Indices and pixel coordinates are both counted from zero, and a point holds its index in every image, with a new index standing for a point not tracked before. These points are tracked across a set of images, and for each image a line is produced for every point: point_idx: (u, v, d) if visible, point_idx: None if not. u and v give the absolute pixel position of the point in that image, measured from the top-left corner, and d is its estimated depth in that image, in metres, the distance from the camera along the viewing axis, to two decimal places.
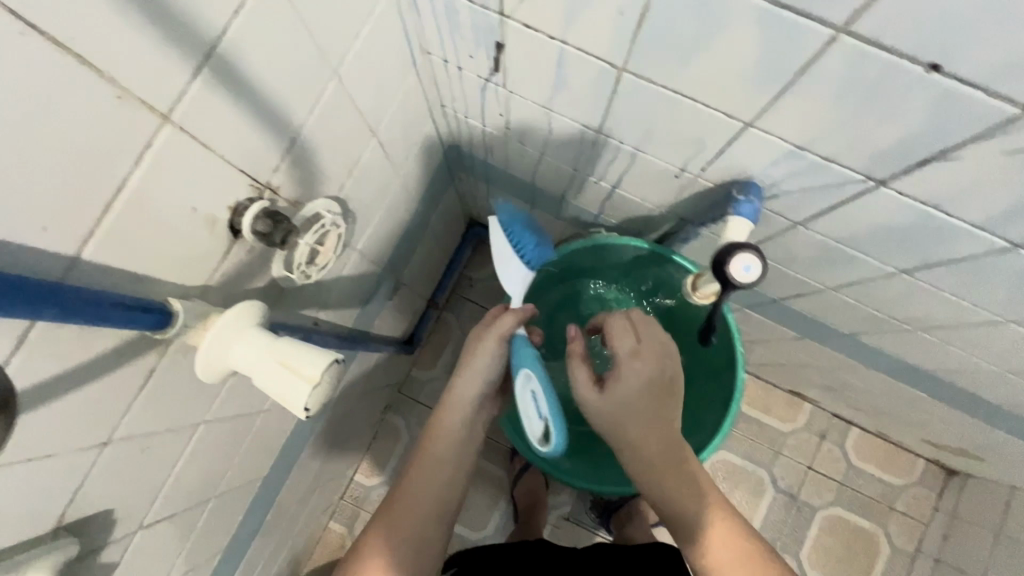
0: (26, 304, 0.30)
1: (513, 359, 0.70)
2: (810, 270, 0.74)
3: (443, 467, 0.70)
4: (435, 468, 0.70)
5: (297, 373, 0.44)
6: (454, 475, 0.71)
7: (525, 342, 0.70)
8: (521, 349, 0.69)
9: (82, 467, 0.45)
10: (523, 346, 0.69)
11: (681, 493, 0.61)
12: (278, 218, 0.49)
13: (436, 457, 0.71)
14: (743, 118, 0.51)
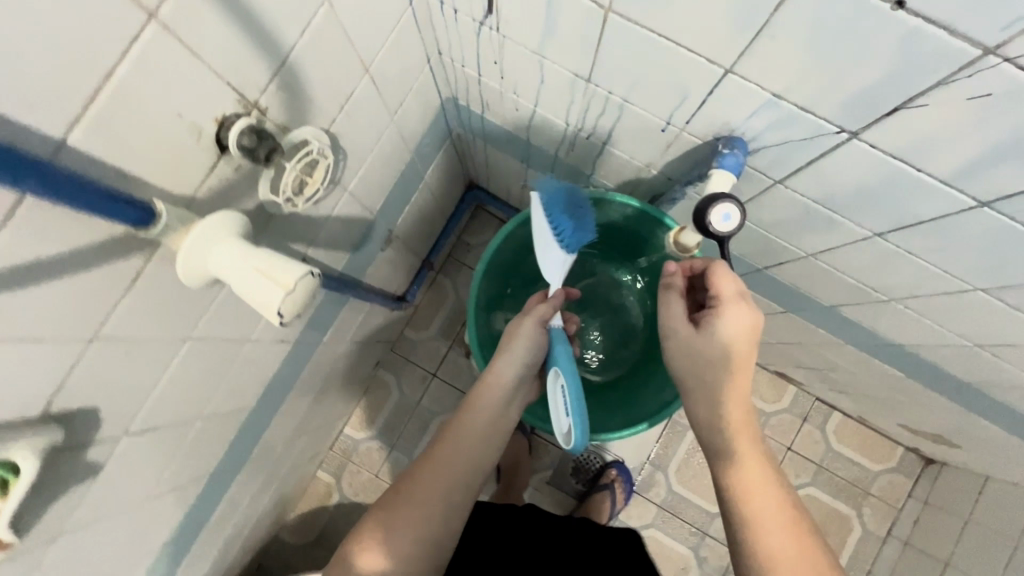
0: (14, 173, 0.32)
1: (552, 352, 0.76)
2: (793, 234, 0.75)
3: (473, 443, 0.74)
4: (464, 443, 0.74)
5: (273, 279, 0.46)
6: (483, 450, 0.74)
7: (563, 340, 0.76)
8: (559, 348, 0.75)
9: (69, 359, 0.48)
10: (561, 346, 0.75)
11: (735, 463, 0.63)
12: (264, 134, 0.51)
13: (473, 430, 0.75)
14: (723, 64, 0.52)
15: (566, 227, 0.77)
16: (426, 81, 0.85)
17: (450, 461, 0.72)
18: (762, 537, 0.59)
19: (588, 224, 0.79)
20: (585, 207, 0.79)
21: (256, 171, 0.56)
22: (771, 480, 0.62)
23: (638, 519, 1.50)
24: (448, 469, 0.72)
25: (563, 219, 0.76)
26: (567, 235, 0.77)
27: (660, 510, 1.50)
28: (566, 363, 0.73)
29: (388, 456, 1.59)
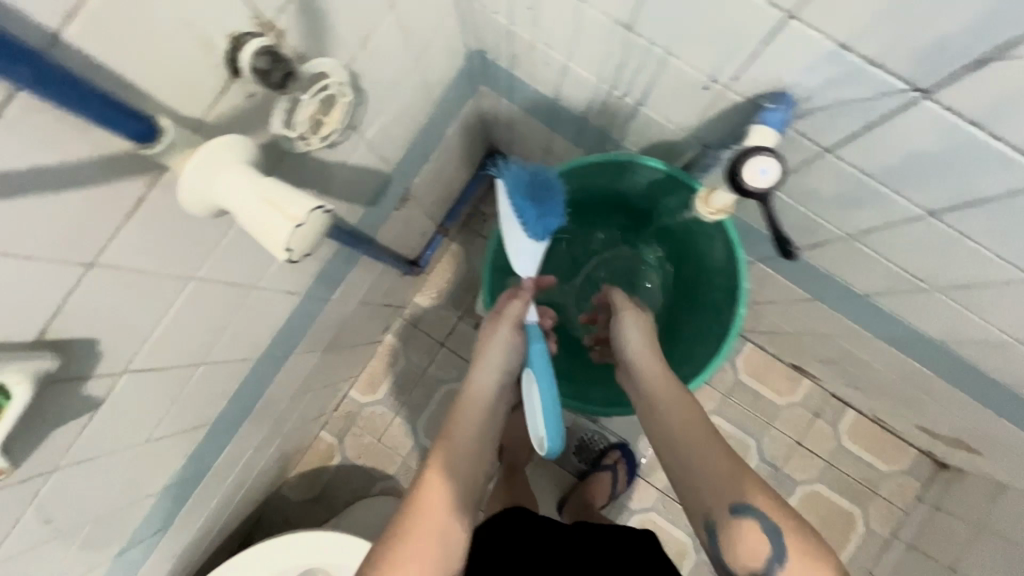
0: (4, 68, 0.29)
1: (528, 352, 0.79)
2: (834, 211, 0.70)
3: (467, 453, 0.75)
4: (460, 456, 0.74)
5: (282, 212, 0.43)
6: (476, 457, 0.76)
7: (538, 337, 0.79)
8: (533, 347, 0.78)
9: (66, 283, 0.46)
10: (536, 343, 0.78)
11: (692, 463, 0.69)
12: (279, 58, 0.46)
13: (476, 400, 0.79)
14: (784, 7, 0.46)
15: (532, 214, 0.74)
16: (453, 28, 0.80)
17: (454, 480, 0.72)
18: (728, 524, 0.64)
19: (557, 207, 0.76)
20: (553, 188, 0.75)
21: (268, 101, 0.52)
22: (721, 464, 0.68)
23: (638, 502, 1.48)
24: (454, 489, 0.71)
25: (527, 207, 0.74)
26: (534, 222, 0.75)
27: (662, 494, 1.48)
28: (541, 365, 0.77)
29: (391, 422, 1.58)
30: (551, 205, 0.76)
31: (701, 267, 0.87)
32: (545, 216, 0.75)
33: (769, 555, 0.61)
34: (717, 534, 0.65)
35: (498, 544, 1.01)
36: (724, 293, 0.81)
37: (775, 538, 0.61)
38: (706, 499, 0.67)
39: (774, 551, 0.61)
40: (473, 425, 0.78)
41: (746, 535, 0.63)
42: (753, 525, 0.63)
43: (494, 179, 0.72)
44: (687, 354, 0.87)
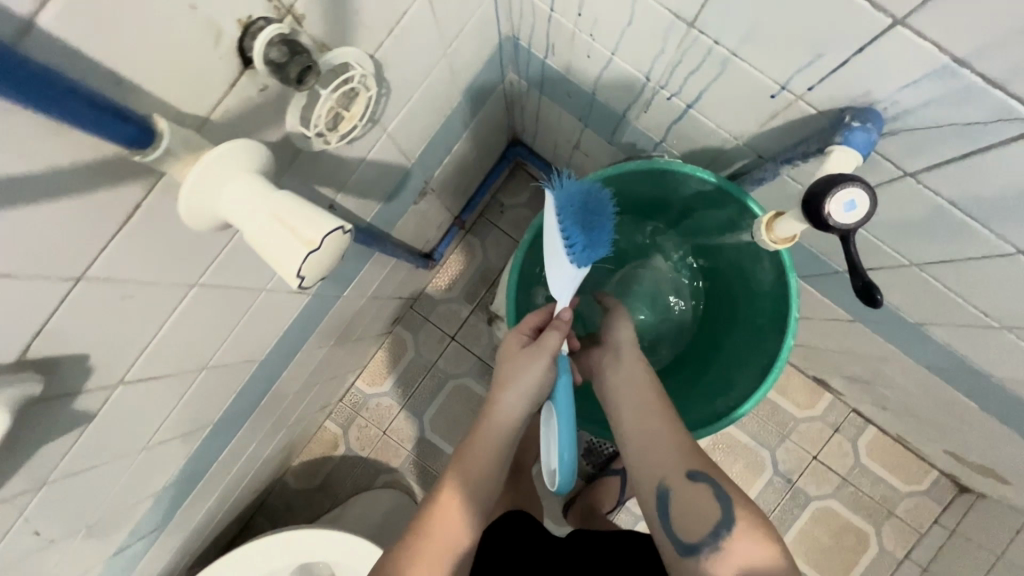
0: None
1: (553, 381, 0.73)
2: (900, 237, 0.63)
3: (477, 480, 0.73)
4: (468, 485, 0.72)
5: (293, 234, 0.37)
6: (488, 484, 0.74)
7: (566, 370, 0.72)
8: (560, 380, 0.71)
9: (50, 299, 0.40)
10: (564, 378, 0.71)
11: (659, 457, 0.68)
12: (298, 49, 0.40)
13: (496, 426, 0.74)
14: (893, 11, 0.40)
15: (580, 241, 0.67)
16: (487, 11, 0.72)
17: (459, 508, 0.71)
18: (682, 517, 0.64)
19: (605, 239, 0.69)
20: (604, 217, 0.68)
21: (283, 95, 0.46)
22: (685, 461, 0.67)
23: None
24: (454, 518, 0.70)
25: (577, 233, 0.66)
26: (580, 251, 0.68)
27: None
28: (564, 397, 0.71)
29: (397, 415, 1.54)
30: (599, 234, 0.69)
31: (744, 288, 0.81)
32: (593, 246, 0.68)
33: (717, 523, 0.62)
34: (671, 502, 0.65)
35: (500, 545, 0.94)
36: (771, 319, 0.75)
37: (725, 506, 0.63)
38: (661, 472, 0.67)
39: (723, 520, 0.62)
40: (491, 454, 0.74)
41: (699, 502, 0.64)
42: (705, 497, 0.64)
43: (545, 192, 0.65)
44: (721, 382, 0.81)
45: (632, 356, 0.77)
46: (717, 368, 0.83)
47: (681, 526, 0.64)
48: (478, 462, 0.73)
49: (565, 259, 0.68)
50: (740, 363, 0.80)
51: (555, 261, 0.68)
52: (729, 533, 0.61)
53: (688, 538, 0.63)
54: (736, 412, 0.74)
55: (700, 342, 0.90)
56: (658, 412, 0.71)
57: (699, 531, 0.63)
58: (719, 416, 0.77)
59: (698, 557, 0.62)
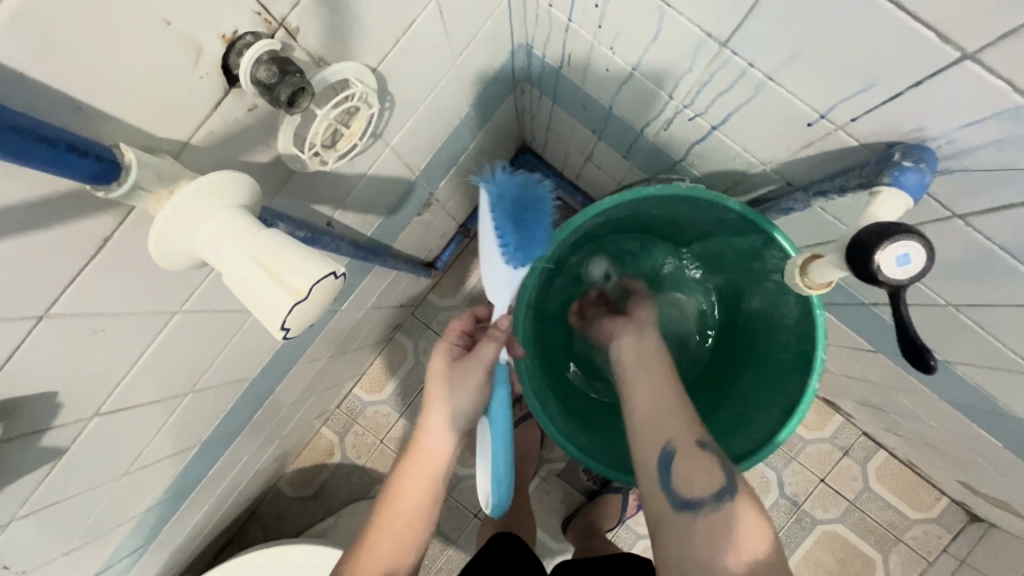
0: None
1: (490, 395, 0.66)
2: (940, 277, 0.59)
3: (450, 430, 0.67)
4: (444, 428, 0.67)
5: (278, 282, 0.33)
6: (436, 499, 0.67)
7: (504, 382, 0.66)
8: (496, 394, 0.65)
9: (10, 339, 0.37)
10: (500, 392, 0.65)
11: (669, 410, 0.63)
12: (289, 69, 0.35)
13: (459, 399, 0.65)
14: (960, 43, 0.36)
15: (513, 242, 0.62)
16: (500, 18, 0.68)
17: (399, 525, 0.66)
18: (688, 481, 0.58)
19: (541, 240, 0.64)
20: (542, 214, 0.62)
21: (274, 114, 0.41)
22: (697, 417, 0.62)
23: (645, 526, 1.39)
24: (393, 538, 0.65)
25: (509, 234, 0.61)
26: (515, 250, 0.63)
27: None
28: (502, 413, 0.65)
29: (395, 424, 1.50)
30: (536, 235, 0.63)
31: (766, 321, 0.77)
32: (526, 247, 0.63)
33: (720, 488, 0.57)
34: (673, 462, 0.59)
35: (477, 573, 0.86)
36: (794, 355, 0.71)
37: (728, 477, 0.58)
38: (670, 429, 0.61)
39: (725, 487, 0.58)
40: (439, 468, 0.68)
41: (702, 466, 0.58)
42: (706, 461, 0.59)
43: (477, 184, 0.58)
44: (737, 418, 0.77)
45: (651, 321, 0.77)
46: (731, 403, 0.80)
47: (682, 487, 0.58)
48: (432, 455, 0.67)
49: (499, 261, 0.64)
50: (756, 400, 0.76)
51: (488, 263, 0.64)
52: (730, 501, 0.56)
53: (685, 493, 0.58)
54: (755, 454, 0.71)
55: (714, 375, 0.86)
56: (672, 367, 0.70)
57: (703, 492, 0.57)
58: (737, 455, 0.74)
59: (692, 518, 0.57)
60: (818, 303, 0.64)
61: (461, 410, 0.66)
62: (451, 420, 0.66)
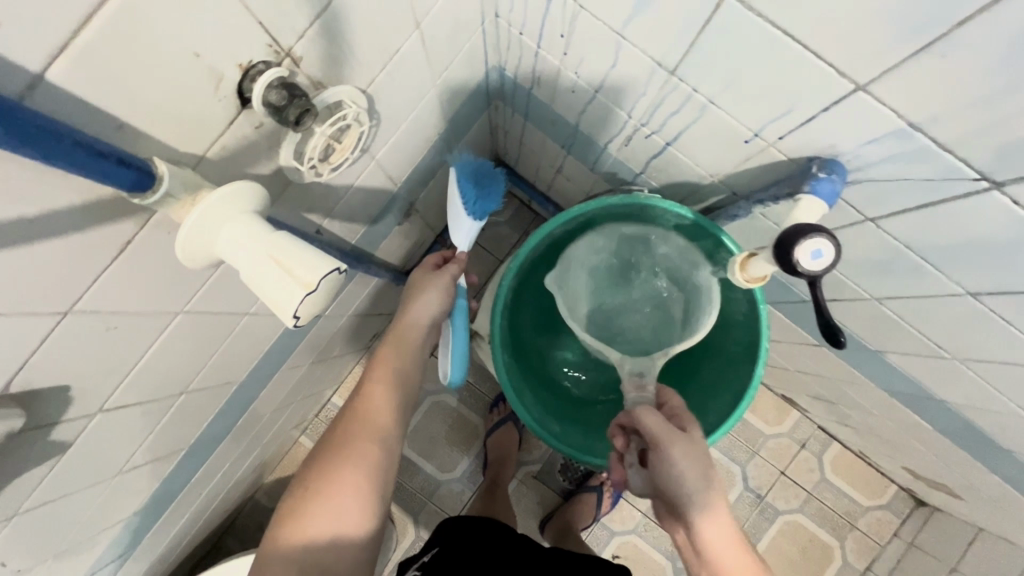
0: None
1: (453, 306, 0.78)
2: (864, 274, 0.67)
3: (410, 350, 0.73)
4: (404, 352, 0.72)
5: (292, 276, 0.38)
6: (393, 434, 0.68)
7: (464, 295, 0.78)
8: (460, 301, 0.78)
9: (36, 334, 0.40)
10: (462, 300, 0.78)
11: None
12: (297, 93, 0.41)
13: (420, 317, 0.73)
14: (855, 77, 0.44)
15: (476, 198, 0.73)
16: (476, 44, 0.75)
17: (355, 451, 0.64)
18: None
19: (495, 193, 0.75)
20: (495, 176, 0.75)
21: (278, 131, 0.46)
22: None
23: (620, 523, 1.43)
24: (363, 445, 0.64)
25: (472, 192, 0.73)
26: (474, 204, 0.73)
27: (644, 517, 1.43)
28: (462, 319, 0.78)
29: None
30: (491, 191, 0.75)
31: (720, 317, 0.84)
32: (486, 199, 0.74)
33: None
34: None
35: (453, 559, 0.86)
36: (744, 346, 0.79)
37: None
38: None
39: None
40: (398, 388, 0.71)
41: None
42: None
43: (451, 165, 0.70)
44: (696, 408, 0.84)
45: (718, 516, 0.58)
46: (690, 395, 0.87)
47: None
48: (390, 376, 0.70)
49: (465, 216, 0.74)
50: (713, 389, 0.83)
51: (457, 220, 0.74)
52: None
53: None
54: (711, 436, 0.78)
55: (676, 370, 0.92)
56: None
57: None
58: None
59: None
60: (762, 299, 0.72)
61: (422, 323, 0.73)
62: (414, 335, 0.73)
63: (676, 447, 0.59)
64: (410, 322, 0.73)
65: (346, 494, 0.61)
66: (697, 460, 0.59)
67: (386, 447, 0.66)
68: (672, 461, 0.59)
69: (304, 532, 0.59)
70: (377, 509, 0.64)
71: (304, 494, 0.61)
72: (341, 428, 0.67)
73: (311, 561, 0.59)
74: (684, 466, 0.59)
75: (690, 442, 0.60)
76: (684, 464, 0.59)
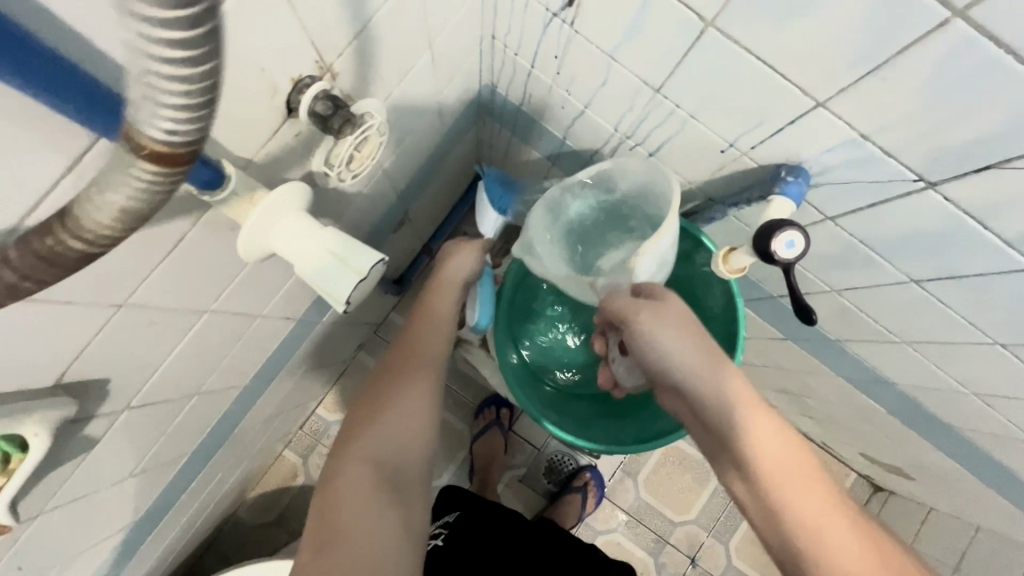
0: (84, 106, 0.28)
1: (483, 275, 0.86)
2: (825, 268, 0.76)
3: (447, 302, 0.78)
4: (438, 305, 0.77)
5: (346, 266, 0.44)
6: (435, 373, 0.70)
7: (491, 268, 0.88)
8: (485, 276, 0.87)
9: (92, 325, 0.43)
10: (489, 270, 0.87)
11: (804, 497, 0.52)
12: (339, 104, 0.46)
13: (453, 275, 0.80)
14: (815, 96, 0.52)
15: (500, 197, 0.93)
16: (473, 63, 0.81)
17: (400, 384, 0.67)
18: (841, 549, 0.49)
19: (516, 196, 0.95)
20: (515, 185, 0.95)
21: (312, 138, 0.51)
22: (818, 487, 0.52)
23: (603, 521, 1.47)
24: (410, 379, 0.68)
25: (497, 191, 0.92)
26: (502, 202, 0.93)
27: (626, 515, 1.48)
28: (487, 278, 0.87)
29: None
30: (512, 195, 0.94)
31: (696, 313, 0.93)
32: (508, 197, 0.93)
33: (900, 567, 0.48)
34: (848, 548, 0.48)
35: (463, 547, 0.91)
36: (719, 339, 0.88)
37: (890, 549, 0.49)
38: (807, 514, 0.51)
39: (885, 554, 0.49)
40: (436, 336, 0.75)
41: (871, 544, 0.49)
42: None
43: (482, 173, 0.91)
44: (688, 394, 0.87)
45: (699, 365, 0.61)
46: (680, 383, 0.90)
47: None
48: (434, 326, 0.75)
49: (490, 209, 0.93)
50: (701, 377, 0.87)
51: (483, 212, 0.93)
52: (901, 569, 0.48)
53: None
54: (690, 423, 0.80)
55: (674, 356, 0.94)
56: (776, 435, 0.56)
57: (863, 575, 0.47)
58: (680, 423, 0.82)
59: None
60: (738, 292, 0.80)
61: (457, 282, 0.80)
62: (451, 292, 0.79)
63: (648, 317, 0.65)
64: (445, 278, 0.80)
65: (407, 405, 0.66)
66: (668, 326, 0.64)
67: (437, 368, 0.71)
68: (644, 330, 0.64)
69: (369, 441, 0.62)
70: (435, 414, 0.67)
71: (367, 413, 0.65)
72: (388, 368, 0.70)
73: (381, 462, 0.61)
74: (656, 324, 0.64)
75: (659, 308, 0.65)
76: (661, 329, 0.63)
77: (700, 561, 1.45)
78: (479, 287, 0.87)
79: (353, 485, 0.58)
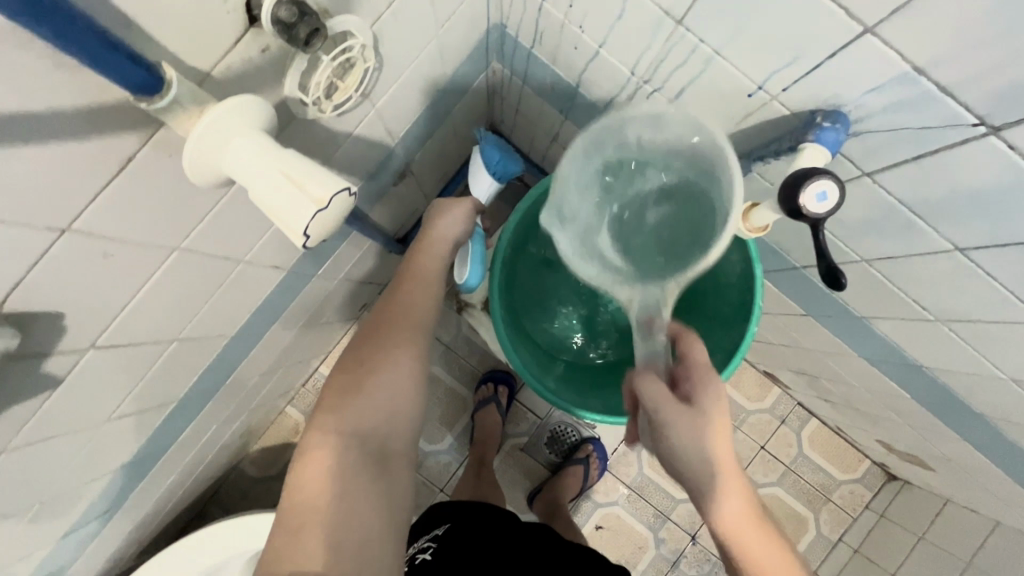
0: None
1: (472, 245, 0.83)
2: (858, 233, 0.69)
3: (438, 261, 0.74)
4: (426, 263, 0.73)
5: (303, 191, 0.39)
6: (420, 334, 0.66)
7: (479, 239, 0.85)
8: (475, 245, 0.84)
9: (33, 251, 0.39)
10: (477, 242, 0.83)
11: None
12: (306, 9, 0.40)
13: (446, 231, 0.75)
14: (863, 20, 0.44)
15: (496, 160, 0.86)
16: None
17: (379, 348, 0.63)
18: None
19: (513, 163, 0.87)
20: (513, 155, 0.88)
21: (284, 56, 0.45)
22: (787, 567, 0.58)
23: (604, 495, 1.45)
24: (392, 344, 0.63)
25: (491, 153, 0.85)
26: (497, 164, 0.86)
27: (627, 490, 1.45)
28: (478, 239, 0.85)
29: None
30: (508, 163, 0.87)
31: (711, 281, 0.87)
32: (505, 159, 0.86)
33: None
34: None
35: (463, 537, 0.91)
36: (736, 307, 0.82)
37: None
38: None
39: None
40: (423, 293, 0.70)
41: None
42: None
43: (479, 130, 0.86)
44: None
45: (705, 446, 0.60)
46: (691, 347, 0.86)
47: None
48: (421, 284, 0.71)
49: (483, 170, 0.86)
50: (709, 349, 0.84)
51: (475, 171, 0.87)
52: None
53: None
54: None
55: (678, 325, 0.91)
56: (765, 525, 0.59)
57: None
58: None
59: None
60: (757, 258, 0.73)
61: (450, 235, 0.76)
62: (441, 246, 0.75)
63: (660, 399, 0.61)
64: (439, 231, 0.75)
65: (393, 373, 0.61)
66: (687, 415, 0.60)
67: (420, 329, 0.67)
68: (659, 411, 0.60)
69: (347, 407, 0.58)
70: (421, 381, 0.63)
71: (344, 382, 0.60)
72: (374, 328, 0.66)
73: (358, 430, 0.57)
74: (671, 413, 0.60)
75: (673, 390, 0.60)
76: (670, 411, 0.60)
77: (700, 539, 1.43)
78: (471, 246, 0.83)
79: (338, 465, 0.54)
